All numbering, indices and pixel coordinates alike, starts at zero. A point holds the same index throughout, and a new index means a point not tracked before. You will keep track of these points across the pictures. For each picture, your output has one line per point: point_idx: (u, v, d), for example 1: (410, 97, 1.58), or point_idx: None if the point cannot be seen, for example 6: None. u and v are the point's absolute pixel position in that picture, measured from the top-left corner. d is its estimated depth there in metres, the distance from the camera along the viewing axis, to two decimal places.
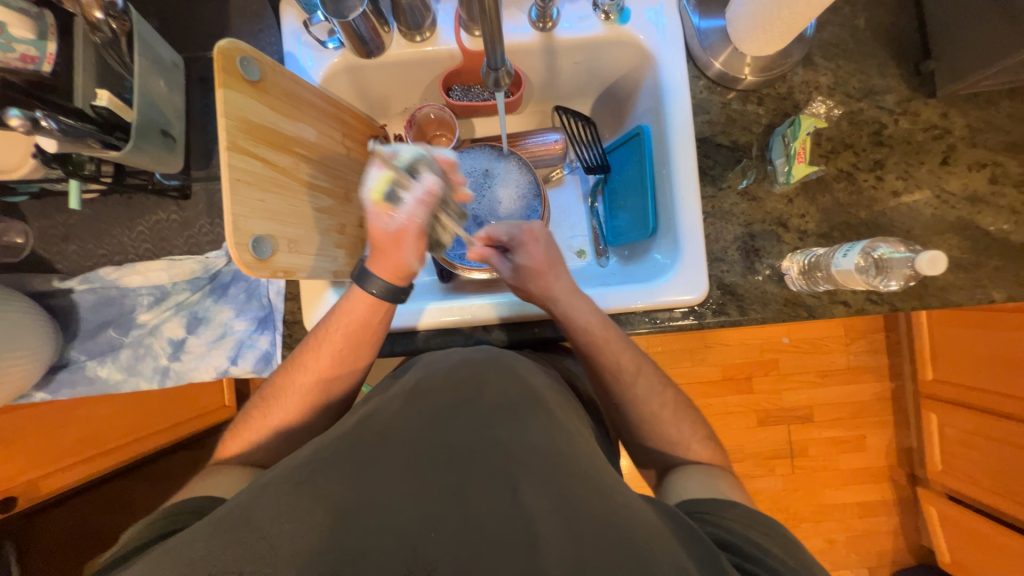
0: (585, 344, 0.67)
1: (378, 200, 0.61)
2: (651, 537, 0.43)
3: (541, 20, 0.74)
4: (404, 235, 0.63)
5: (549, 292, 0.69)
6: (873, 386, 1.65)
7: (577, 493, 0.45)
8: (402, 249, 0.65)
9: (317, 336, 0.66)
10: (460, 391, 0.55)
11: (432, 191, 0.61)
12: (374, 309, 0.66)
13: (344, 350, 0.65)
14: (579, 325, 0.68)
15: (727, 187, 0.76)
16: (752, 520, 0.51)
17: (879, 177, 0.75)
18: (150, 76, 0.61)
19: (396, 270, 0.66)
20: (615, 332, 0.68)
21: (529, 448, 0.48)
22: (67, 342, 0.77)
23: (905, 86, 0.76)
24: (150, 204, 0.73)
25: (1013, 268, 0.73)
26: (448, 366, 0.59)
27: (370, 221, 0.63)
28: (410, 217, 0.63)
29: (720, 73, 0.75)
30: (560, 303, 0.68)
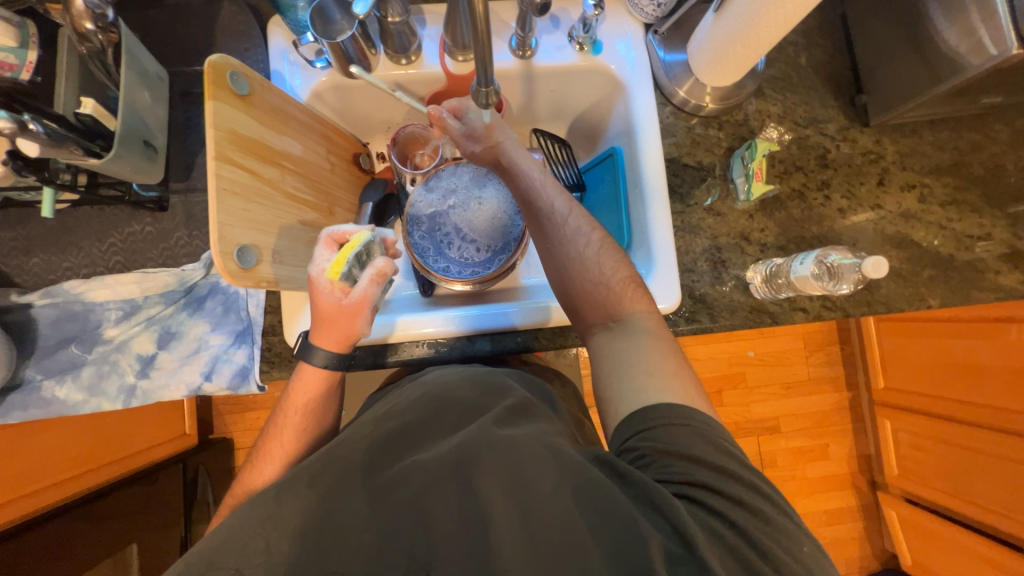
0: (525, 191, 0.71)
1: (333, 278, 0.60)
2: (608, 503, 0.49)
3: (520, 48, 0.79)
4: (360, 313, 0.62)
5: (528, 178, 0.71)
6: (832, 395, 1.75)
7: (533, 477, 0.52)
8: (356, 322, 0.64)
9: (275, 422, 0.66)
10: (426, 408, 0.61)
11: (386, 271, 0.63)
12: (326, 381, 0.67)
13: (306, 419, 0.66)
14: (557, 214, 0.69)
15: (694, 204, 0.82)
16: (710, 437, 0.52)
17: (826, 195, 0.83)
18: (135, 86, 0.61)
19: (344, 341, 0.65)
20: (598, 232, 0.69)
21: (487, 445, 0.54)
22: (21, 361, 0.72)
23: (843, 116, 0.85)
24: (124, 215, 0.71)
25: (944, 276, 0.82)
26: (416, 390, 0.65)
27: (320, 296, 0.61)
28: (366, 294, 0.62)
29: (684, 100, 0.82)
30: (509, 155, 0.73)
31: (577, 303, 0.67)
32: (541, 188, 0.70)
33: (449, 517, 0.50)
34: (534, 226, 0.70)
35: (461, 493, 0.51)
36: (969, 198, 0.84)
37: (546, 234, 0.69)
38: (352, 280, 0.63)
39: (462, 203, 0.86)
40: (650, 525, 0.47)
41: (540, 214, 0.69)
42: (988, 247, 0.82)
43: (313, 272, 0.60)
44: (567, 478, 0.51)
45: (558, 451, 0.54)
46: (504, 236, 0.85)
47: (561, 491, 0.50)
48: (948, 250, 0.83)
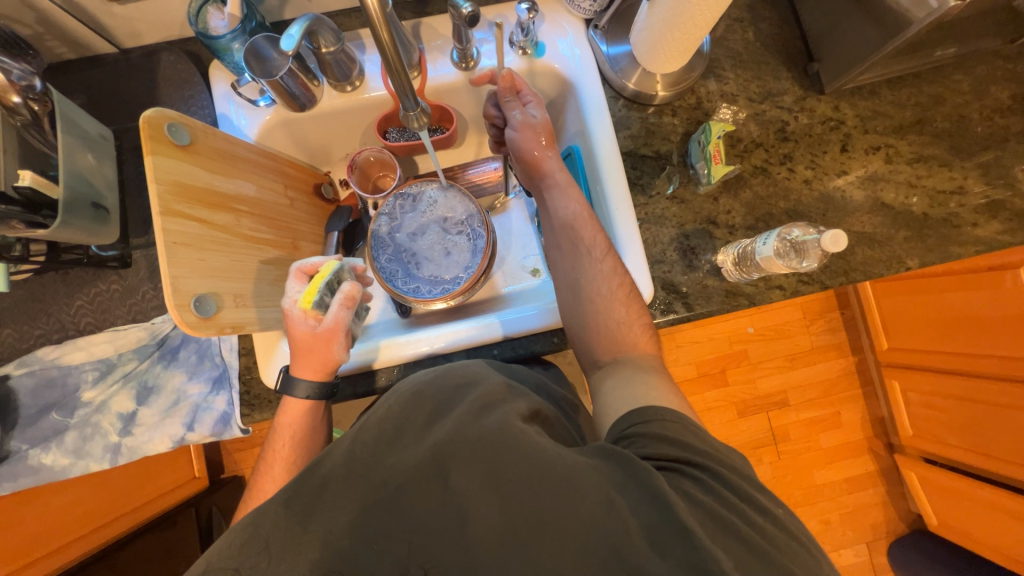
0: (569, 216, 0.74)
1: (305, 307, 0.63)
2: (578, 477, 0.50)
3: (462, 61, 0.79)
4: (334, 338, 0.64)
5: (570, 204, 0.74)
6: (838, 362, 1.72)
7: (507, 462, 0.51)
8: (332, 348, 0.65)
9: (265, 457, 0.66)
10: (397, 414, 0.60)
11: (355, 295, 0.64)
12: (310, 410, 0.67)
13: (294, 450, 0.66)
14: (595, 250, 0.72)
15: (657, 194, 0.81)
16: (674, 415, 0.56)
17: (790, 169, 0.82)
18: (76, 150, 0.62)
19: (322, 369, 0.66)
20: (628, 280, 0.70)
21: (458, 440, 0.53)
22: (6, 432, 0.72)
23: (798, 87, 0.84)
24: (88, 277, 0.72)
25: (920, 236, 0.80)
26: (393, 389, 0.64)
27: (295, 327, 0.63)
28: (338, 319, 0.64)
29: (635, 92, 0.81)
30: (558, 175, 0.76)
31: (593, 332, 0.69)
32: (579, 217, 0.73)
33: (429, 518, 0.50)
34: (565, 250, 0.74)
35: (441, 496, 0.50)
36: (937, 153, 0.82)
37: (577, 261, 0.72)
38: (325, 308, 0.65)
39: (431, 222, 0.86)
40: (627, 500, 0.49)
41: (578, 241, 0.73)
42: (962, 201, 0.81)
43: (285, 304, 0.63)
44: (539, 461, 0.51)
45: (527, 436, 0.53)
46: (471, 249, 0.84)
47: (534, 474, 0.50)
48: (921, 209, 0.81)
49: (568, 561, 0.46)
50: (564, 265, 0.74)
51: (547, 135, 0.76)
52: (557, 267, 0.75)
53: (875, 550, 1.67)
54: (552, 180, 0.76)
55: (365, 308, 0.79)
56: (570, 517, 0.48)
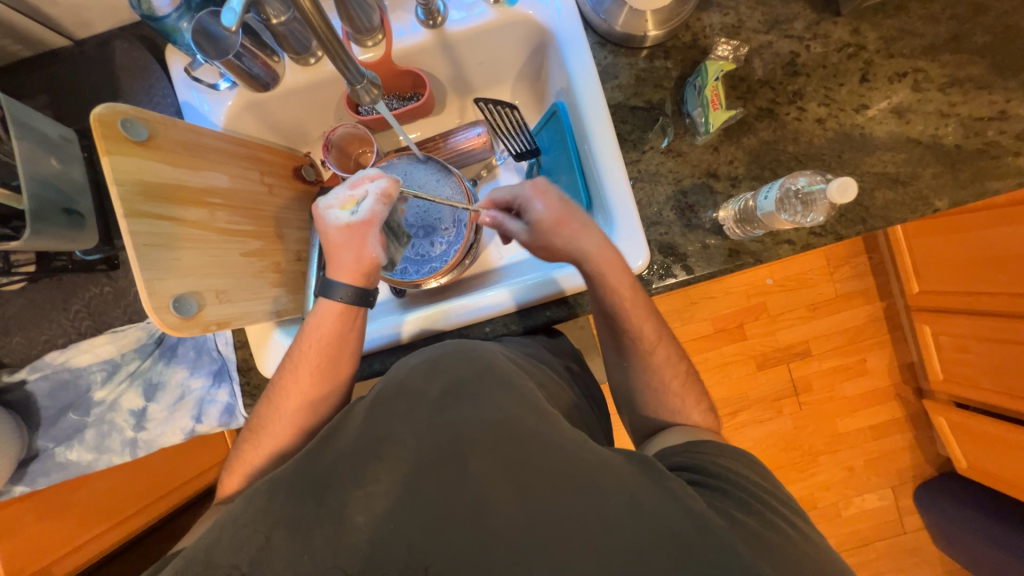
0: (612, 307, 0.66)
1: (341, 210, 0.66)
2: (602, 473, 0.50)
3: (428, 18, 0.72)
4: (368, 231, 0.66)
5: (614, 294, 0.65)
6: (864, 309, 1.64)
7: (527, 457, 0.50)
8: (368, 243, 0.67)
9: (293, 357, 0.66)
10: (412, 386, 0.58)
11: (392, 192, 0.66)
12: (343, 320, 0.66)
13: (322, 360, 0.65)
14: (646, 342, 0.67)
15: (650, 149, 0.74)
16: (715, 448, 0.58)
17: (800, 108, 0.73)
18: (36, 156, 0.61)
19: (359, 271, 0.66)
20: (682, 365, 0.68)
21: (479, 425, 0.53)
22: (31, 433, 0.76)
23: (810, 10, 0.73)
24: (81, 282, 0.73)
25: (951, 172, 0.72)
26: (408, 365, 0.61)
27: (329, 225, 0.66)
28: (373, 212, 0.66)
29: (623, 36, 0.73)
30: (591, 259, 0.65)
31: None
32: (625, 309, 0.66)
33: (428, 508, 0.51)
34: (611, 334, 0.69)
35: (448, 483, 0.51)
36: (975, 74, 0.72)
37: (624, 348, 0.68)
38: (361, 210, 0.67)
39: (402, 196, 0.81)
40: (650, 499, 0.49)
41: (627, 334, 0.67)
42: (1003, 127, 0.71)
43: (324, 204, 0.66)
44: (564, 454, 0.51)
45: (551, 431, 0.53)
46: (455, 222, 0.82)
47: (554, 466, 0.50)
48: (954, 141, 0.72)
49: (583, 541, 0.47)
50: (612, 346, 0.70)
51: (562, 216, 0.65)
52: (601, 339, 0.72)
53: (901, 494, 1.65)
54: (584, 272, 0.66)
55: (405, 237, 0.78)
56: (584, 507, 0.48)
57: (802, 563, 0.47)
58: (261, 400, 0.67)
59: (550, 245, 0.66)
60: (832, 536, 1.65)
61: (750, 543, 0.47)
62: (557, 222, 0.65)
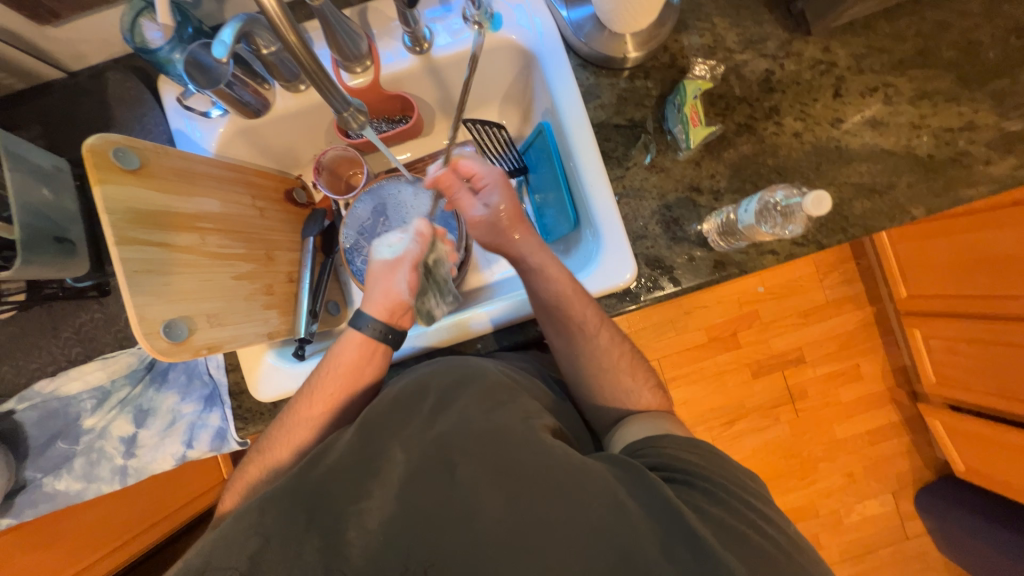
0: (552, 300, 0.67)
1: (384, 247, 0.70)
2: (593, 480, 0.51)
3: (415, 44, 0.75)
4: (398, 266, 0.68)
5: (553, 284, 0.67)
6: (854, 314, 1.66)
7: (516, 459, 0.51)
8: (396, 278, 0.68)
9: (310, 385, 0.66)
10: (402, 402, 0.58)
11: (427, 233, 0.70)
12: (366, 355, 0.67)
13: (339, 393, 0.65)
14: (588, 326, 0.67)
15: (634, 165, 0.76)
16: (688, 443, 0.57)
17: (777, 122, 0.75)
18: (28, 186, 0.61)
19: (384, 304, 0.67)
20: (625, 345, 0.70)
21: (469, 438, 0.53)
22: (19, 463, 0.75)
23: (782, 29, 0.76)
24: (71, 309, 0.73)
25: (926, 181, 0.74)
26: (398, 384, 0.61)
27: (372, 260, 0.70)
28: (407, 250, 0.69)
29: (603, 57, 0.75)
30: (532, 256, 0.68)
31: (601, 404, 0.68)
32: (565, 297, 0.66)
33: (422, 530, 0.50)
34: (558, 328, 0.68)
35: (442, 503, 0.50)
36: (942, 88, 0.75)
37: (577, 344, 0.68)
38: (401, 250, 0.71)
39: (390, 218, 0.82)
40: (636, 503, 0.50)
41: (571, 322, 0.67)
42: (972, 137, 0.73)
43: (376, 241, 0.71)
44: (555, 462, 0.51)
45: (538, 440, 0.53)
46: (445, 241, 0.81)
47: (546, 474, 0.51)
48: (926, 150, 0.74)
49: (572, 544, 0.47)
50: (562, 343, 0.69)
51: (512, 213, 0.69)
52: (550, 336, 0.71)
53: (902, 499, 1.65)
54: (528, 265, 0.68)
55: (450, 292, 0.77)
56: (569, 505, 0.49)
57: (792, 567, 0.47)
58: (273, 421, 0.67)
59: (493, 230, 0.69)
60: (834, 544, 1.64)
61: (747, 554, 0.47)
62: (503, 220, 0.69)
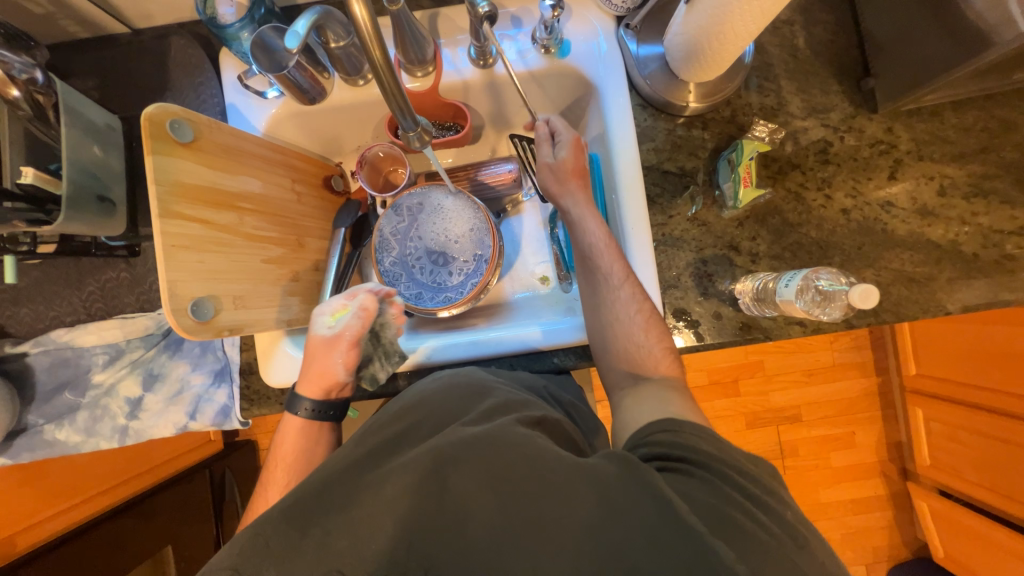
0: (587, 247, 0.69)
1: (328, 319, 0.69)
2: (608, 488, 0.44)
3: (480, 58, 0.74)
4: (335, 344, 0.67)
5: (589, 235, 0.68)
6: (859, 382, 1.65)
7: (507, 461, 0.46)
8: (333, 355, 0.68)
9: (261, 483, 0.65)
10: (398, 420, 0.56)
11: (371, 309, 0.69)
12: (305, 432, 0.67)
13: (290, 476, 0.64)
14: (612, 278, 0.66)
15: (677, 215, 0.76)
16: (694, 432, 0.51)
17: (827, 195, 0.75)
18: (81, 142, 0.62)
19: (319, 381, 0.68)
20: (648, 304, 0.65)
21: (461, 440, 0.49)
22: (24, 406, 0.76)
23: (848, 103, 0.75)
24: (98, 264, 0.73)
25: (967, 279, 0.73)
26: (393, 405, 0.60)
27: (312, 332, 0.70)
28: (346, 327, 0.68)
29: (664, 101, 0.75)
30: (574, 206, 0.70)
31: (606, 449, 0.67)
32: (596, 248, 0.68)
33: None
34: (586, 276, 0.69)
35: None
36: (999, 188, 0.73)
37: (602, 309, 0.67)
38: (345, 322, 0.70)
39: (423, 225, 0.82)
40: (646, 504, 0.42)
41: (598, 274, 0.68)
42: (1020, 243, 0.72)
43: (319, 309, 0.70)
44: (549, 463, 0.46)
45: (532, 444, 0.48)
46: (475, 257, 0.80)
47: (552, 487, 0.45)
48: (971, 248, 0.73)
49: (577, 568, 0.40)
50: (588, 303, 0.69)
51: (577, 169, 0.71)
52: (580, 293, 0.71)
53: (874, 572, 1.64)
54: (567, 215, 0.71)
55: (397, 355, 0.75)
56: (557, 512, 0.43)
57: None
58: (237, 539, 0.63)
59: (550, 175, 0.72)
60: None
61: None
62: (563, 171, 0.71)
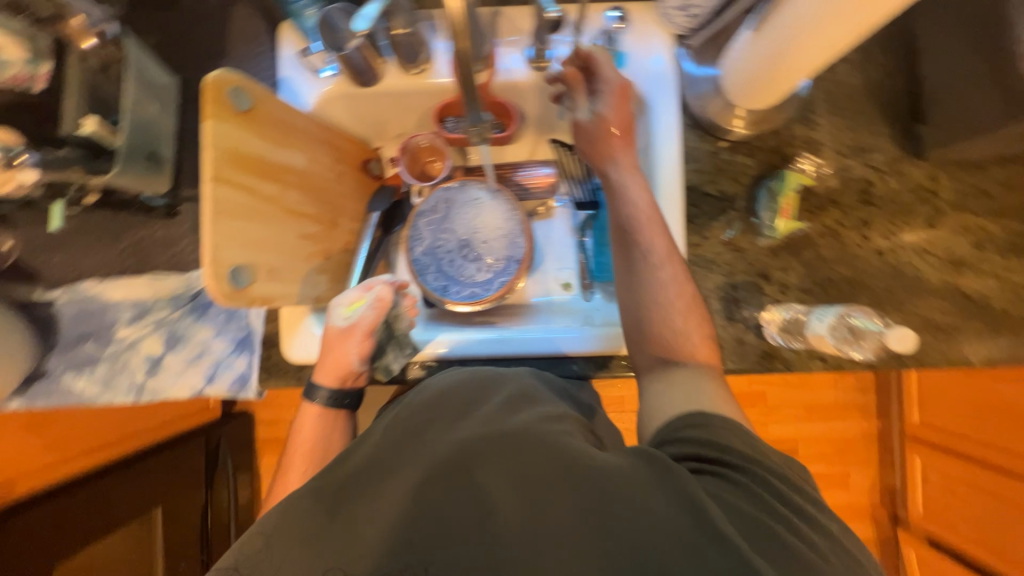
0: (627, 219, 0.66)
1: (343, 310, 0.70)
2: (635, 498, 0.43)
3: (536, 60, 0.75)
4: (351, 335, 0.68)
5: (629, 205, 0.66)
6: (858, 424, 1.65)
7: (534, 461, 0.45)
8: (348, 345, 0.69)
9: (280, 472, 0.68)
10: (421, 405, 0.56)
11: (387, 300, 0.69)
12: (321, 424, 0.69)
13: (306, 466, 0.66)
14: (652, 255, 0.65)
15: (712, 237, 0.76)
16: (730, 428, 0.50)
17: (863, 235, 0.75)
18: (141, 99, 0.64)
19: (335, 370, 0.69)
20: (688, 286, 0.64)
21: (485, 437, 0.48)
22: (45, 351, 0.76)
23: (894, 146, 0.76)
24: (137, 221, 0.74)
25: (993, 334, 0.73)
26: (417, 389, 0.59)
27: (328, 322, 0.70)
28: (361, 317, 0.68)
29: (710, 121, 0.75)
30: (619, 172, 0.68)
31: None
32: (641, 219, 0.66)
33: None
34: (623, 249, 0.67)
35: None
36: None
37: (638, 288, 0.65)
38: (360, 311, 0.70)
39: (456, 217, 0.82)
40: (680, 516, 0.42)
41: (637, 248, 0.66)
42: None
43: (334, 301, 0.70)
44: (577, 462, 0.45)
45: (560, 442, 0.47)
46: (506, 256, 0.81)
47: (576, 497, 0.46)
48: (1001, 304, 0.73)
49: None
50: (622, 278, 0.67)
51: (620, 126, 0.68)
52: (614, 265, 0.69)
53: None
54: (609, 181, 0.68)
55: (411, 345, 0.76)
56: (583, 512, 0.43)
57: None
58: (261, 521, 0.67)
59: (593, 137, 0.69)
60: None
61: None
62: (609, 128, 0.68)
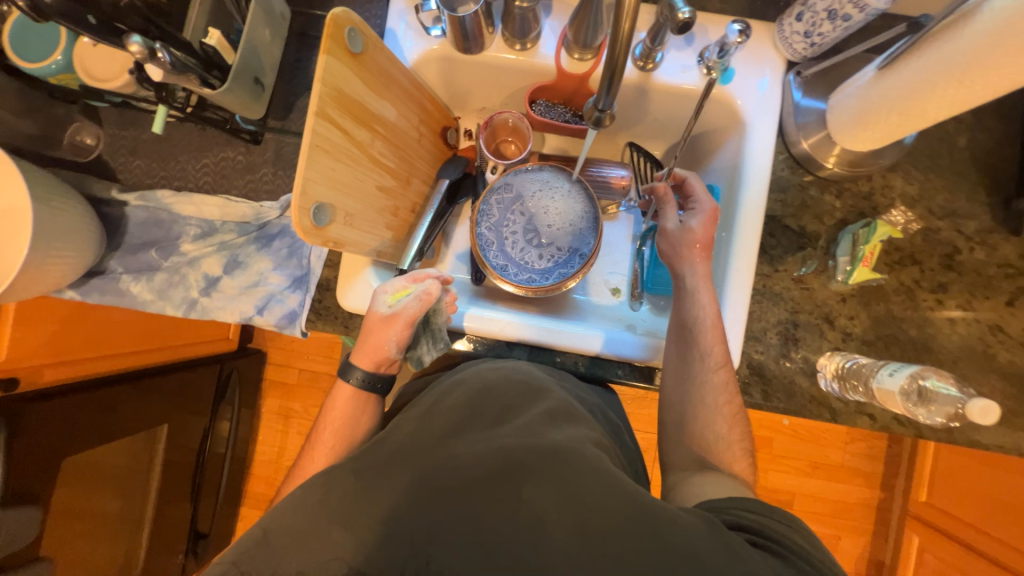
0: (690, 320, 0.67)
1: (387, 297, 0.66)
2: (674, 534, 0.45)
3: (643, 59, 0.74)
4: (391, 324, 0.64)
5: (698, 309, 0.67)
6: (860, 490, 1.62)
7: (582, 484, 0.47)
8: (387, 335, 0.65)
9: (310, 440, 0.66)
10: (462, 405, 0.58)
11: (433, 296, 0.64)
12: (357, 399, 0.67)
13: (336, 437, 0.65)
14: (709, 359, 0.65)
15: (783, 271, 0.75)
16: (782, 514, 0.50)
17: (938, 300, 0.73)
18: (259, 25, 0.66)
19: (370, 356, 0.66)
20: (735, 397, 0.65)
21: (531, 449, 0.50)
22: (108, 250, 0.78)
23: (990, 216, 0.73)
24: (221, 140, 0.75)
25: None
26: (464, 387, 0.61)
27: (371, 305, 0.67)
28: (405, 309, 0.64)
29: (805, 153, 0.74)
30: (692, 278, 0.69)
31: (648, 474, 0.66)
32: (704, 326, 0.66)
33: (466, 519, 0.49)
34: (680, 344, 0.68)
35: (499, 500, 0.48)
36: None
37: (687, 388, 0.66)
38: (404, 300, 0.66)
39: (528, 200, 0.81)
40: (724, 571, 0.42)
41: (696, 348, 0.66)
42: None
43: (380, 286, 0.66)
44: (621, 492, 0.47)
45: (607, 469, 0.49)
46: (570, 248, 0.80)
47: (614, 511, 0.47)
48: None
49: None
50: (672, 371, 0.68)
51: (704, 243, 0.69)
52: (666, 355, 0.70)
53: None
54: (680, 283, 0.69)
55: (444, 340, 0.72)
56: (624, 535, 0.44)
57: None
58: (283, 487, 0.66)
59: (674, 244, 0.70)
60: None
61: None
62: (693, 242, 0.69)
